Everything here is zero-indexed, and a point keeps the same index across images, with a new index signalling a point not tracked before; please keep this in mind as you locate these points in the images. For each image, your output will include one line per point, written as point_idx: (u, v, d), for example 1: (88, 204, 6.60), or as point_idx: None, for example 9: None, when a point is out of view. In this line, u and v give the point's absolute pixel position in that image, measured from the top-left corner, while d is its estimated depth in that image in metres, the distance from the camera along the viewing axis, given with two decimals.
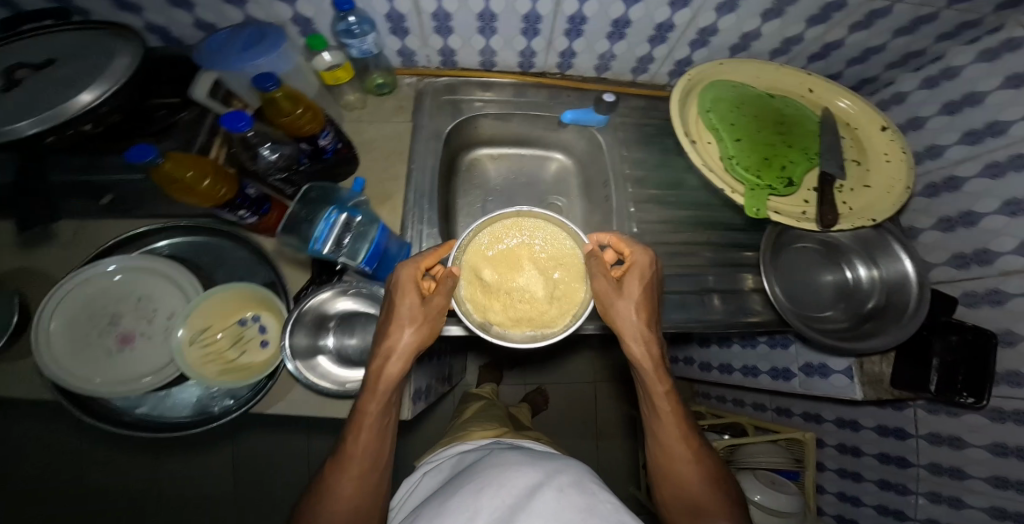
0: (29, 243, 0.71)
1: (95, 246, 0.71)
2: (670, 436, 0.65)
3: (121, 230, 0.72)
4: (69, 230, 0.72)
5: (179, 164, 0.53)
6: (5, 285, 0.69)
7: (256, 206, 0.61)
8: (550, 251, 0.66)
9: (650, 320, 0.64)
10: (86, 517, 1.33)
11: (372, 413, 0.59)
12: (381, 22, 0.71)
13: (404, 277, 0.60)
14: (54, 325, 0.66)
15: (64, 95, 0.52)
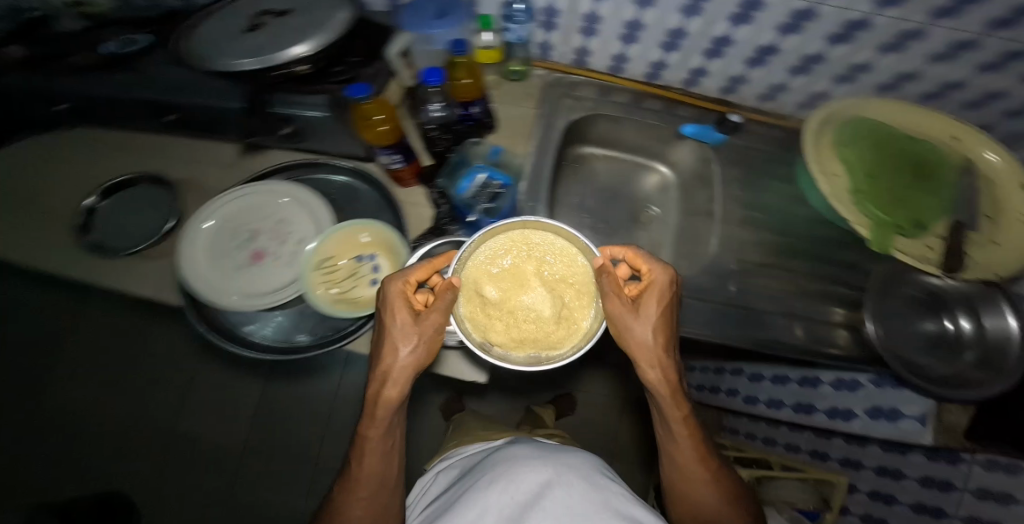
0: (196, 161, 0.81)
1: (251, 171, 0.80)
2: (685, 458, 0.67)
3: (275, 160, 0.81)
4: (232, 153, 0.82)
5: (377, 106, 0.67)
6: (172, 190, 0.80)
7: (405, 154, 0.71)
8: (561, 267, 0.60)
9: (667, 345, 0.61)
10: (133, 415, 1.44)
11: (373, 436, 0.64)
12: (537, 14, 0.77)
13: (393, 296, 0.60)
14: (218, 225, 0.76)
15: (282, 45, 0.63)
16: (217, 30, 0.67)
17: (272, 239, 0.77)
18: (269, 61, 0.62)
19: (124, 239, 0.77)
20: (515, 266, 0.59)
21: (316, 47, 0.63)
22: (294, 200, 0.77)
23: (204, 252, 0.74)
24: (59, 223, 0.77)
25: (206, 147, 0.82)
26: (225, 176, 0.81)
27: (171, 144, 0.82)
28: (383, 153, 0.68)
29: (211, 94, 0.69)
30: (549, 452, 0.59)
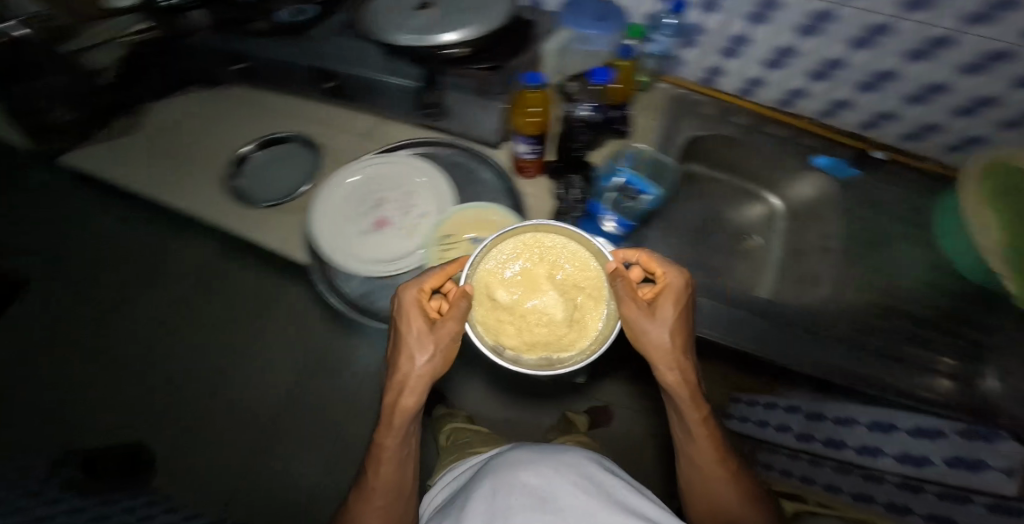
0: (335, 127, 0.88)
1: (383, 143, 0.86)
2: (706, 460, 0.63)
3: (406, 136, 0.86)
4: (370, 125, 0.88)
5: (537, 97, 0.70)
6: (309, 150, 0.86)
7: (537, 147, 0.73)
8: (574, 268, 0.58)
9: (686, 347, 0.59)
10: None
11: (388, 446, 0.62)
12: (682, 32, 0.80)
13: (411, 304, 0.58)
14: (352, 187, 0.80)
15: (448, 26, 0.68)
16: (388, 6, 0.74)
17: (398, 211, 0.79)
18: (420, 43, 0.67)
19: (262, 189, 0.83)
20: (529, 270, 0.56)
21: (466, 36, 0.67)
22: (427, 181, 0.80)
23: (335, 211, 0.78)
24: (205, 162, 0.84)
25: (346, 115, 0.89)
26: (358, 144, 0.86)
27: (315, 109, 0.90)
28: (524, 141, 0.71)
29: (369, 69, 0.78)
30: (546, 451, 0.54)
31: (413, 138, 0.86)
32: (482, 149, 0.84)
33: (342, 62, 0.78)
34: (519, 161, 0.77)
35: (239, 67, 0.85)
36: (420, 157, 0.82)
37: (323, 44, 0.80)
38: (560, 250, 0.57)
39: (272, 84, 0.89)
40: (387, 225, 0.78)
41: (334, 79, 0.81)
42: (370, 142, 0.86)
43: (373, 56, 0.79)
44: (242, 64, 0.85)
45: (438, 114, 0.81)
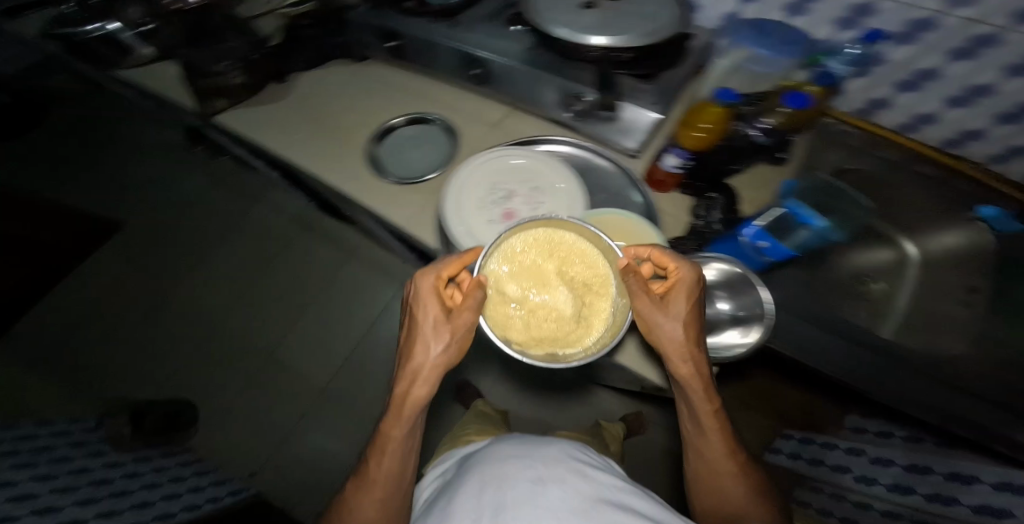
0: (469, 115, 0.89)
1: (515, 137, 0.86)
2: (715, 457, 0.63)
3: (539, 132, 0.86)
4: (503, 117, 0.88)
5: (713, 113, 0.73)
6: (443, 138, 0.87)
7: (684, 159, 0.73)
8: (586, 267, 0.61)
9: (696, 341, 0.61)
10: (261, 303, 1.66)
11: (396, 437, 0.61)
12: (865, 63, 0.83)
13: (430, 294, 0.60)
14: (484, 178, 0.78)
15: (607, 30, 0.68)
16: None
17: (527, 209, 0.75)
18: (570, 39, 0.68)
19: (399, 168, 0.85)
20: (542, 265, 0.60)
21: (615, 43, 0.67)
22: (565, 187, 0.76)
23: (463, 198, 0.75)
24: (344, 135, 0.87)
25: (481, 105, 0.90)
26: (492, 134, 0.87)
27: (452, 95, 0.92)
28: (677, 153, 0.72)
29: (529, 62, 0.79)
30: (532, 448, 0.48)
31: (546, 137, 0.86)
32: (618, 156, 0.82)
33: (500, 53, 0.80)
34: (654, 170, 0.76)
35: (390, 46, 0.88)
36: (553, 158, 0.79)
37: (482, 34, 0.83)
38: (572, 249, 0.61)
39: (416, 68, 0.92)
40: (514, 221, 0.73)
41: (486, 68, 0.82)
42: (502, 136, 0.87)
43: (530, 50, 0.81)
44: (394, 42, 0.87)
45: (581, 117, 0.80)
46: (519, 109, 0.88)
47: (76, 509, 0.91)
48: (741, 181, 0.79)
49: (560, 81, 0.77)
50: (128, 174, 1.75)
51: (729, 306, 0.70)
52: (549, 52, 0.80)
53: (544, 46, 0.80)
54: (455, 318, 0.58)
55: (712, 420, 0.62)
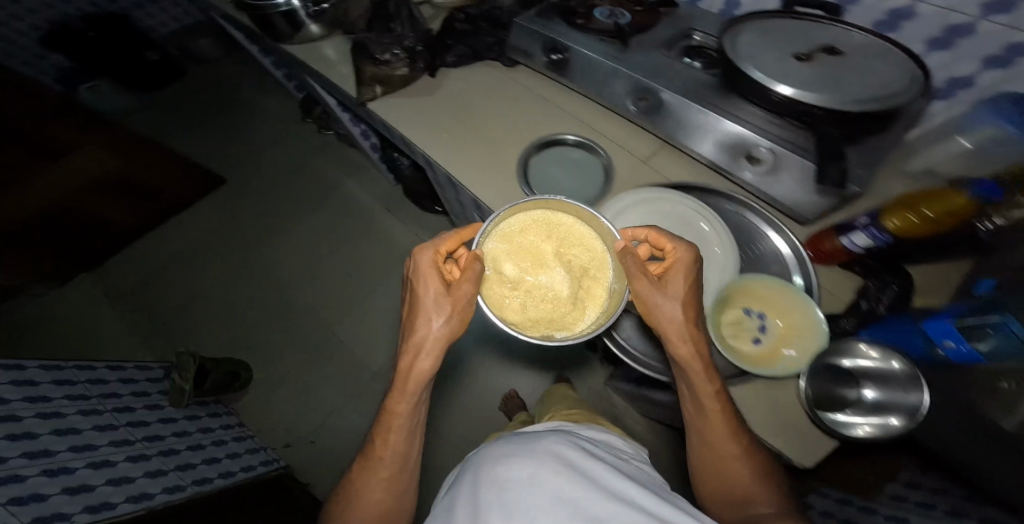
0: (620, 144, 0.84)
1: (668, 178, 0.81)
2: (718, 439, 0.65)
3: (694, 175, 0.82)
4: (657, 154, 0.84)
5: (945, 198, 0.65)
6: (588, 169, 0.83)
7: (873, 239, 0.68)
8: (585, 256, 0.68)
9: (695, 321, 0.65)
10: (325, 272, 1.74)
11: (399, 414, 0.67)
12: None
13: (433, 270, 0.64)
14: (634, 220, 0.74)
15: (815, 86, 0.63)
16: (761, 43, 0.69)
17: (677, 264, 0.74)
18: (760, 85, 0.65)
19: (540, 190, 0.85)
20: (538, 248, 0.67)
21: (806, 98, 0.62)
22: (720, 251, 0.74)
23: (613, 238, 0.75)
24: (488, 146, 0.84)
25: (634, 136, 0.85)
26: (640, 169, 0.82)
27: (604, 120, 0.87)
28: (868, 237, 0.67)
29: (705, 99, 0.74)
30: (525, 441, 0.52)
31: (700, 183, 0.81)
32: (777, 220, 0.77)
33: (672, 87, 0.75)
34: (822, 240, 0.74)
35: (551, 58, 0.85)
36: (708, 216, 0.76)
37: (650, 62, 0.79)
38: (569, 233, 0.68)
39: (571, 85, 0.88)
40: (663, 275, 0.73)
41: (655, 99, 0.77)
42: (651, 173, 0.82)
43: (706, 87, 0.75)
44: (558, 54, 0.84)
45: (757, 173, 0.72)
46: (677, 149, 0.83)
47: (128, 464, 1.05)
48: (926, 278, 0.75)
49: (735, 127, 0.71)
50: (262, 140, 2.00)
51: (873, 394, 0.67)
52: (728, 93, 0.74)
53: (722, 87, 0.75)
54: (458, 290, 0.62)
55: (711, 406, 0.64)
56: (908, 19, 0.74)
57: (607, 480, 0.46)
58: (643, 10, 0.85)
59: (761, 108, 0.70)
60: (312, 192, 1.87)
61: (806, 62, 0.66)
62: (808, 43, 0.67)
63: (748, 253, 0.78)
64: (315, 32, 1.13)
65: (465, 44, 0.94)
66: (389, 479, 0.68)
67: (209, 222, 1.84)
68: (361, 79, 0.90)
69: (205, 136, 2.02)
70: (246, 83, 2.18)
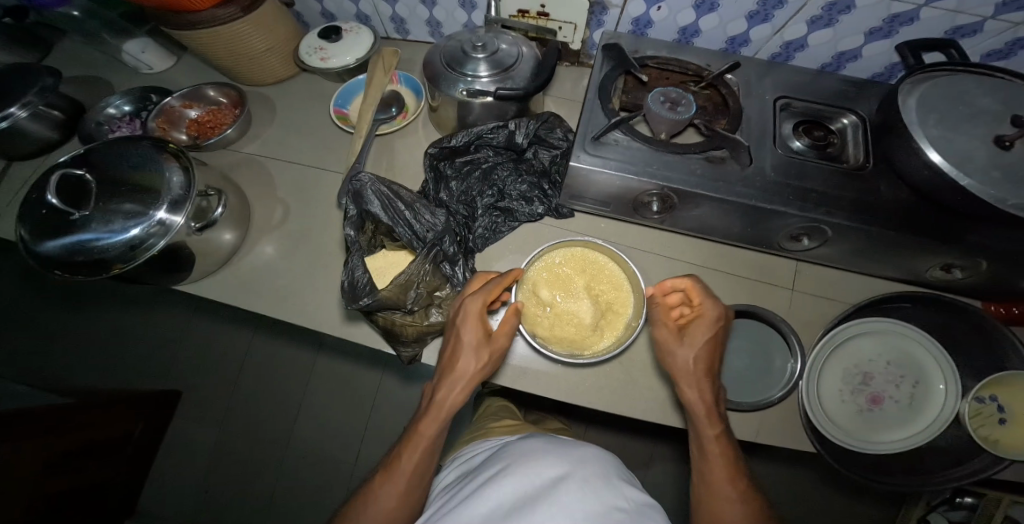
0: (729, 271, 0.70)
1: (815, 293, 0.71)
2: (713, 477, 0.52)
3: (859, 287, 0.71)
4: (790, 269, 0.72)
5: None
6: (758, 332, 0.68)
7: None
8: (612, 296, 0.64)
9: (714, 376, 0.54)
10: (269, 484, 1.17)
11: (429, 434, 0.54)
12: None
13: (470, 314, 0.54)
14: (836, 361, 0.68)
15: (989, 172, 0.49)
16: (925, 127, 0.53)
17: (896, 390, 0.67)
18: (949, 170, 0.50)
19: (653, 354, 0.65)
20: (567, 277, 0.64)
21: (985, 192, 0.48)
22: (945, 388, 0.65)
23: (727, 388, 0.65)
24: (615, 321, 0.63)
25: (747, 259, 0.71)
26: (803, 304, 0.70)
27: (701, 248, 0.71)
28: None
29: (874, 201, 0.58)
30: (559, 445, 0.55)
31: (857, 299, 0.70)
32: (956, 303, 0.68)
33: (804, 196, 0.58)
34: (983, 306, 0.68)
35: (653, 206, 0.64)
36: (923, 339, 0.67)
37: (776, 168, 0.60)
38: (603, 270, 0.65)
39: (669, 226, 0.70)
40: (880, 413, 0.67)
41: (816, 231, 0.61)
42: (785, 297, 0.70)
43: (862, 193, 0.58)
44: (657, 197, 0.62)
45: (954, 261, 0.59)
46: (821, 258, 0.69)
47: None
48: None
49: (929, 240, 0.56)
50: (114, 332, 1.33)
51: None
52: (893, 179, 0.59)
53: (855, 183, 0.59)
54: (494, 343, 0.55)
55: (709, 443, 0.52)
56: (990, 54, 0.65)
57: (637, 496, 0.47)
58: (702, 88, 0.68)
59: (931, 203, 0.56)
60: (232, 359, 1.29)
61: (1005, 155, 0.49)
62: (973, 122, 0.52)
63: (939, 377, 0.66)
64: (229, 241, 0.70)
65: (489, 206, 0.69)
66: (399, 499, 0.52)
67: (165, 458, 1.22)
68: (397, 337, 0.60)
69: (28, 366, 1.31)
70: (27, 270, 1.42)
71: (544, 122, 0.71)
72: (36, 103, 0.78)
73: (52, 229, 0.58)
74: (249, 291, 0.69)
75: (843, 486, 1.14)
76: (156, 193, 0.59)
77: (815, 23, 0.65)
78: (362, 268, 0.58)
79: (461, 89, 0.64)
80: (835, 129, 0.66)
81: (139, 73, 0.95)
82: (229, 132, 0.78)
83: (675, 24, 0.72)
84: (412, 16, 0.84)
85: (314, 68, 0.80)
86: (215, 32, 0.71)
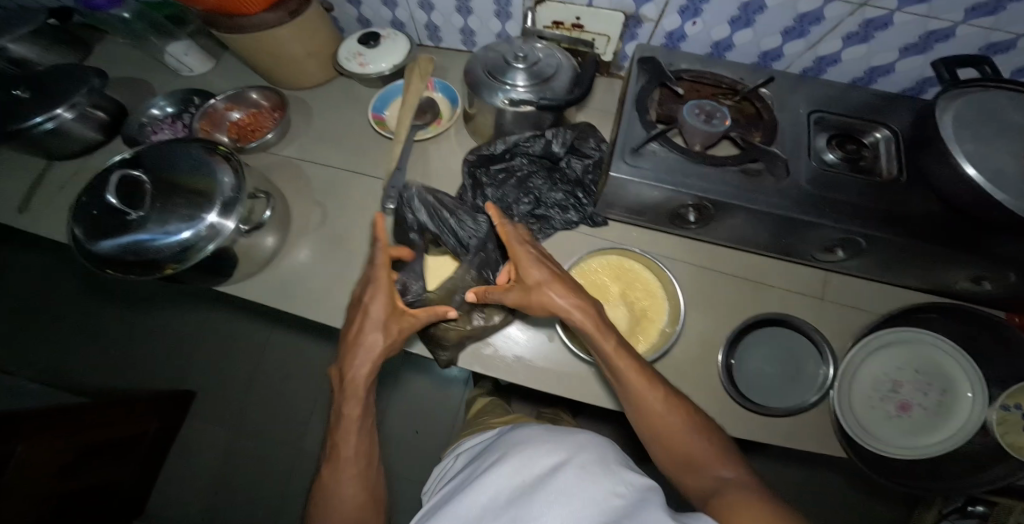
0: (758, 279, 0.72)
1: (844, 302, 0.72)
2: (644, 393, 0.54)
3: (886, 297, 0.72)
4: (818, 278, 0.73)
5: None
6: (790, 339, 0.69)
7: None
8: (645, 303, 0.66)
9: (571, 291, 0.57)
10: (285, 482, 1.18)
11: (354, 416, 0.59)
12: None
13: (380, 286, 0.58)
14: (866, 370, 0.69)
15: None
16: (961, 142, 0.54)
17: (924, 397, 0.68)
18: (985, 183, 0.51)
19: (685, 359, 0.66)
20: (603, 284, 0.67)
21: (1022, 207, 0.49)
22: (972, 396, 0.66)
23: (762, 394, 0.66)
24: (649, 328, 0.65)
25: (776, 268, 0.73)
26: (832, 313, 0.71)
27: (730, 257, 0.73)
28: None
29: (907, 212, 0.59)
30: (558, 435, 0.52)
31: (884, 309, 0.71)
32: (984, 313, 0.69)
33: (837, 207, 0.60)
34: (1011, 319, 0.68)
35: (689, 217, 0.65)
36: (950, 347, 0.68)
37: (810, 180, 0.62)
38: (638, 279, 0.67)
39: (701, 235, 0.71)
40: (909, 420, 0.68)
41: (849, 242, 0.62)
42: (813, 304, 0.71)
43: (893, 205, 0.60)
44: (693, 208, 0.63)
45: (984, 272, 0.61)
46: (849, 269, 0.71)
47: None
48: None
49: (960, 251, 0.58)
50: (139, 326, 1.36)
51: None
52: (926, 192, 0.61)
53: (887, 195, 0.61)
54: (403, 323, 0.58)
55: (618, 361, 0.54)
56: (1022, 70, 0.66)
57: (637, 481, 0.44)
58: (737, 101, 0.69)
59: (963, 216, 0.57)
60: (254, 355, 1.31)
61: None
62: (1010, 137, 0.53)
63: (966, 385, 0.67)
64: (271, 244, 0.71)
65: (526, 214, 0.71)
66: (357, 483, 0.58)
67: (184, 453, 1.24)
68: (438, 340, 0.62)
69: (56, 358, 1.34)
70: (58, 264, 1.45)
71: (579, 132, 0.73)
72: (82, 103, 0.80)
73: (108, 229, 0.60)
74: (289, 293, 0.71)
75: (856, 493, 1.14)
76: (211, 196, 0.61)
77: (850, 39, 0.66)
78: (416, 283, 0.64)
79: (502, 98, 0.66)
80: (867, 142, 0.67)
81: (180, 75, 0.98)
82: (270, 136, 0.80)
83: (708, 38, 0.73)
84: (447, 24, 0.86)
85: (353, 73, 0.82)
86: (265, 36, 0.74)
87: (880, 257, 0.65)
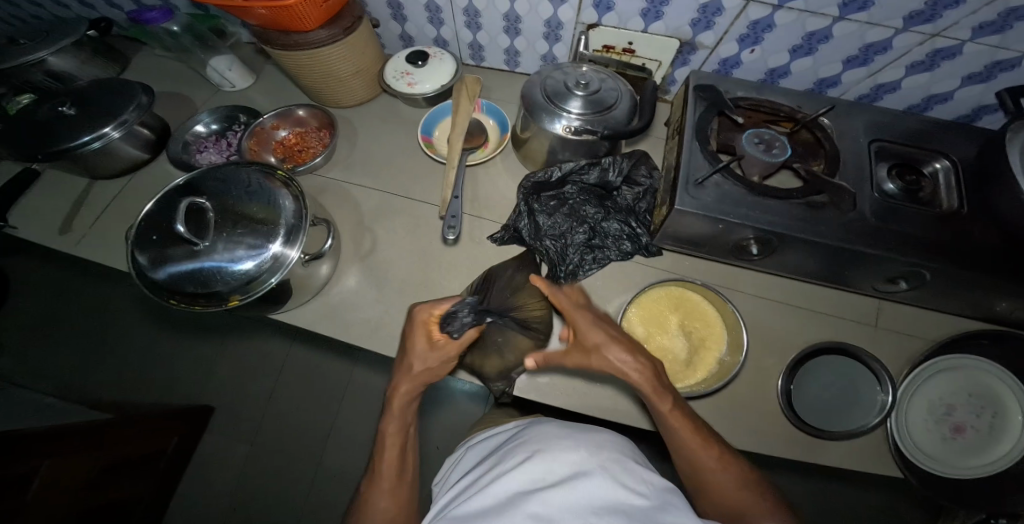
0: (809, 306, 0.72)
1: (897, 330, 0.72)
2: (694, 446, 0.52)
3: (940, 325, 0.72)
4: (871, 306, 0.73)
5: None
6: (849, 368, 0.68)
7: None
8: (703, 331, 0.66)
9: (631, 351, 0.54)
10: (312, 493, 1.19)
11: (393, 433, 0.59)
12: None
13: (419, 321, 0.59)
14: (920, 394, 0.69)
15: None
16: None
17: (977, 421, 0.68)
18: None
19: (739, 387, 0.66)
20: (661, 313, 0.67)
21: None
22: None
23: (820, 420, 0.65)
24: (707, 354, 0.65)
25: (827, 295, 0.73)
26: (886, 342, 0.71)
27: (780, 283, 0.73)
28: None
29: (971, 245, 0.59)
30: (578, 430, 0.50)
31: (937, 338, 0.71)
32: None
33: (900, 241, 0.59)
34: None
35: (750, 248, 0.65)
36: (1002, 371, 0.68)
37: (873, 211, 0.61)
38: (696, 308, 0.67)
39: (758, 265, 0.71)
40: (962, 443, 0.67)
41: (913, 275, 0.62)
42: (866, 332, 0.71)
43: (958, 238, 0.59)
44: (755, 240, 0.63)
45: None
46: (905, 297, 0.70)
47: None
48: None
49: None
50: (168, 335, 1.36)
51: None
52: (990, 225, 0.60)
53: (951, 227, 0.60)
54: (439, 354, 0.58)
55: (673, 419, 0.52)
56: None
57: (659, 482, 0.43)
58: (794, 130, 0.69)
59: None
60: (282, 365, 1.31)
61: None
62: None
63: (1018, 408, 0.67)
64: (325, 272, 0.71)
65: (582, 243, 0.72)
66: (393, 495, 0.57)
67: (212, 462, 1.25)
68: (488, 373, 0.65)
69: (86, 365, 1.35)
70: (88, 271, 1.46)
71: (633, 160, 0.74)
72: (129, 121, 0.79)
73: (172, 256, 0.60)
74: (341, 317, 0.71)
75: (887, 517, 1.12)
76: (275, 223, 0.62)
77: (914, 68, 0.66)
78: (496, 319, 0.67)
79: (563, 125, 0.65)
80: (926, 172, 0.67)
81: (221, 90, 0.98)
82: (318, 159, 0.80)
83: (764, 65, 0.73)
84: (493, 44, 0.86)
85: (400, 92, 0.82)
86: (320, 53, 0.73)
87: (939, 288, 0.64)
